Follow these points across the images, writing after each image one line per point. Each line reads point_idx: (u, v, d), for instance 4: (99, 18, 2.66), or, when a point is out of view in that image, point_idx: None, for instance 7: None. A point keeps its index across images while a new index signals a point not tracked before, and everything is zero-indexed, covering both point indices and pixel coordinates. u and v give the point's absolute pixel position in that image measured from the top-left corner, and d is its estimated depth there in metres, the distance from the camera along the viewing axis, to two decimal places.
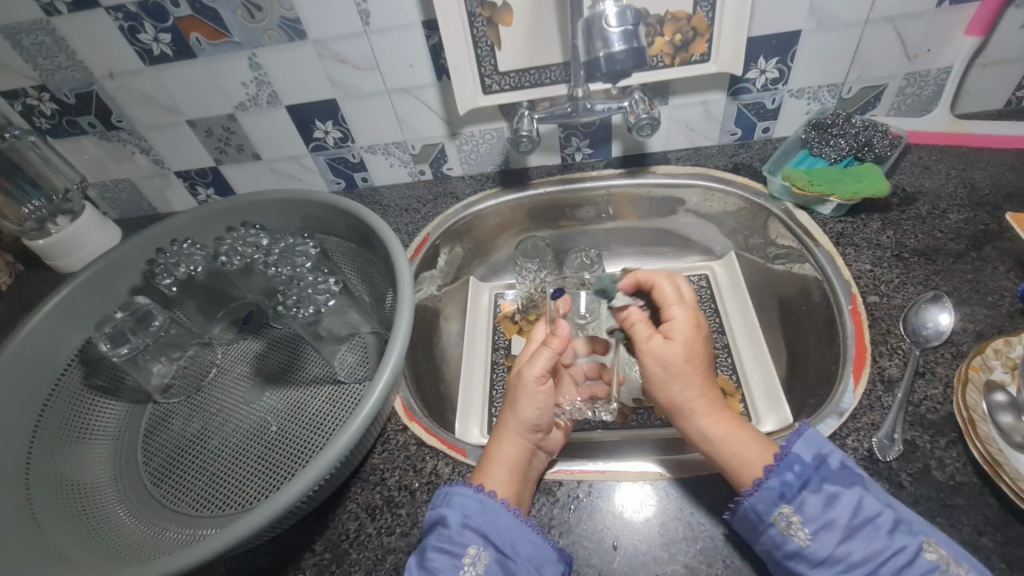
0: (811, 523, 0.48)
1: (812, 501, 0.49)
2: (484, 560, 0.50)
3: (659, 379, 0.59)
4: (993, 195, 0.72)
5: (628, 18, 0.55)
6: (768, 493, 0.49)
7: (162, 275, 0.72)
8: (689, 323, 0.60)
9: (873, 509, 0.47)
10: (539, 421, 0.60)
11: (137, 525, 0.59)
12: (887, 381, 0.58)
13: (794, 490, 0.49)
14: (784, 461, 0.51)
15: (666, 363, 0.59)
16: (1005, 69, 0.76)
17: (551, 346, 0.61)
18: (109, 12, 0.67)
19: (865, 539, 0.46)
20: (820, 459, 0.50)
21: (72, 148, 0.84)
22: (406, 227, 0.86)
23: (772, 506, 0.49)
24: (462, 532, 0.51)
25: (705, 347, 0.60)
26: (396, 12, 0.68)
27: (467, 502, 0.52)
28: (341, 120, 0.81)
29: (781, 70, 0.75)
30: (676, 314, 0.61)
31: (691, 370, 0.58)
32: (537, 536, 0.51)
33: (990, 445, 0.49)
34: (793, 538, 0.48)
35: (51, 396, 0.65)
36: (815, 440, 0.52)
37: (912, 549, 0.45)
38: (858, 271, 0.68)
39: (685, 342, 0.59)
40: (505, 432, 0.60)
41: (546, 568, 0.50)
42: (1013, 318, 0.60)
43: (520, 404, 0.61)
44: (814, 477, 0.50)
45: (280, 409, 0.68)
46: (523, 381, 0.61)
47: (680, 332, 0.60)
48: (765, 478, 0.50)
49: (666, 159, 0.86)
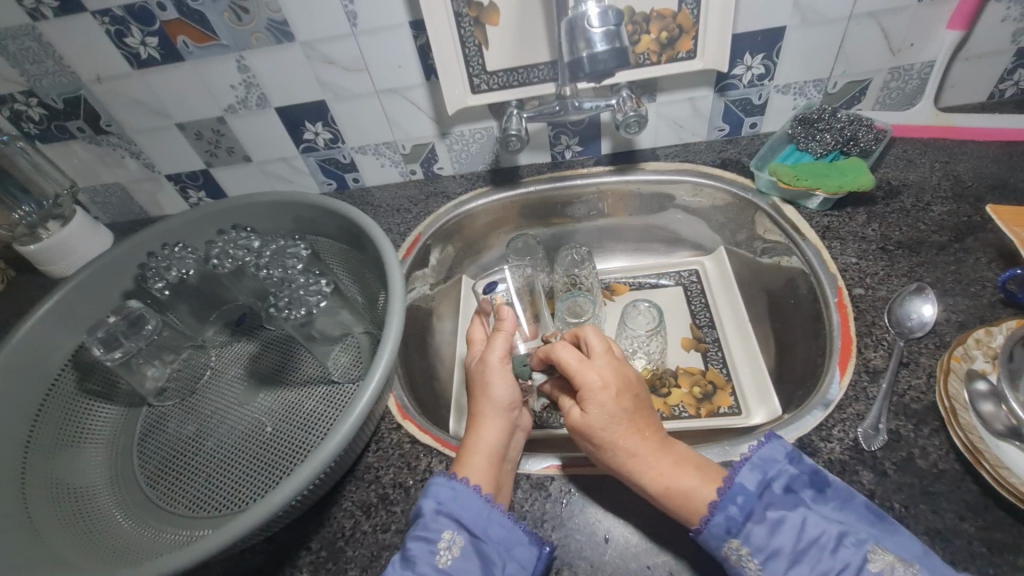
0: (760, 553, 0.45)
1: (758, 531, 0.46)
2: (459, 544, 0.50)
3: (592, 452, 0.56)
4: (976, 186, 0.73)
5: (611, 18, 0.55)
6: (715, 530, 0.47)
7: (153, 278, 0.72)
8: (598, 386, 0.55)
9: (817, 530, 0.45)
10: (514, 399, 0.61)
11: (135, 528, 0.60)
12: (872, 371, 0.60)
13: (739, 523, 0.47)
14: (726, 495, 0.48)
15: (589, 433, 0.55)
16: (988, 62, 0.77)
17: (501, 330, 0.64)
18: (95, 16, 0.67)
19: (811, 561, 0.44)
20: (764, 485, 0.48)
21: (61, 152, 0.84)
22: (397, 227, 0.87)
23: (720, 542, 0.47)
24: (436, 518, 0.50)
25: (624, 406, 0.55)
26: (383, 13, 0.68)
27: (441, 489, 0.52)
28: (331, 121, 0.81)
29: (767, 66, 0.75)
30: (582, 380, 0.56)
31: (610, 437, 0.54)
32: (507, 520, 0.51)
33: (971, 433, 0.50)
34: (745, 570, 0.46)
35: (46, 400, 0.65)
36: (761, 467, 0.49)
37: (857, 565, 0.43)
38: (843, 264, 0.69)
39: (599, 409, 0.54)
40: (483, 416, 0.60)
41: (518, 550, 0.50)
42: (995, 308, 0.61)
43: (491, 385, 0.61)
44: (756, 506, 0.47)
45: (275, 410, 0.68)
46: (488, 362, 0.62)
47: (591, 402, 0.55)
48: (709, 514, 0.48)
49: (655, 155, 0.87)
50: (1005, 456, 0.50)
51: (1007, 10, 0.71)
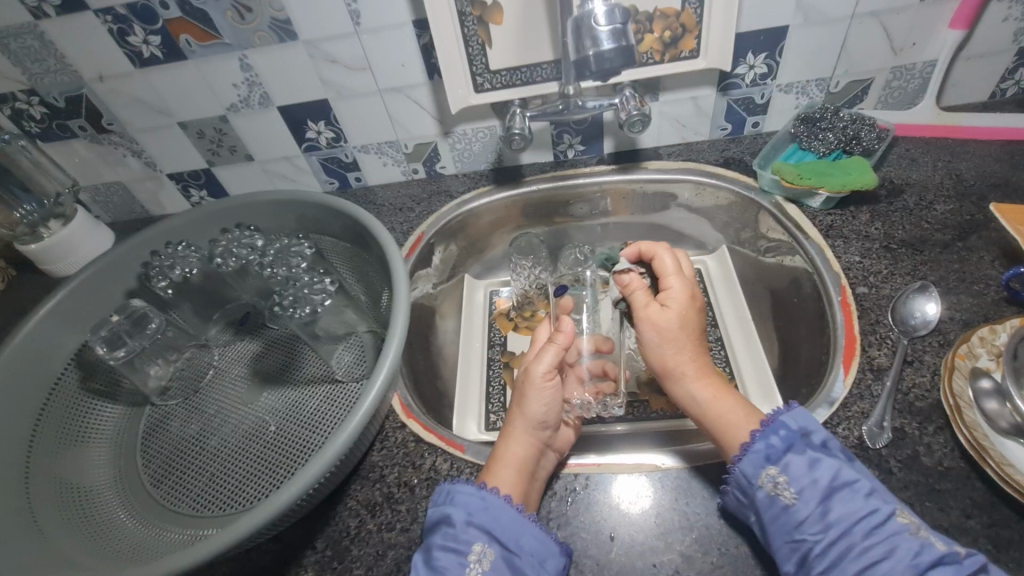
0: (796, 483, 0.48)
1: (796, 463, 0.49)
2: (490, 557, 0.50)
3: (656, 343, 0.63)
4: (979, 185, 0.74)
5: (617, 17, 0.55)
6: (756, 456, 0.50)
7: (156, 277, 0.72)
8: (682, 292, 0.64)
9: (852, 475, 0.47)
10: (548, 417, 0.61)
11: (140, 528, 0.60)
12: (876, 369, 0.60)
13: (779, 453, 0.50)
14: (770, 427, 0.51)
15: (662, 328, 0.62)
16: (989, 61, 0.77)
17: (555, 341, 0.63)
18: (98, 15, 0.67)
19: (843, 500, 0.46)
20: (807, 430, 0.50)
21: (63, 151, 0.84)
22: (400, 226, 0.86)
23: (758, 470, 0.50)
24: (467, 529, 0.50)
25: (698, 319, 0.64)
26: (387, 12, 0.68)
27: (469, 499, 0.52)
28: (333, 120, 0.81)
29: (770, 65, 0.76)
30: (671, 282, 0.66)
31: (683, 336, 0.62)
32: (540, 531, 0.51)
33: (976, 430, 0.51)
34: (779, 498, 0.48)
35: (49, 399, 0.65)
36: (806, 414, 0.52)
37: (886, 512, 0.45)
38: (847, 263, 0.69)
39: (680, 309, 0.63)
40: (513, 431, 0.60)
41: (549, 561, 0.50)
42: (998, 306, 0.62)
43: (527, 400, 0.62)
44: (798, 443, 0.50)
45: (279, 409, 0.68)
46: (532, 379, 0.63)
47: (675, 300, 0.64)
48: (752, 442, 0.51)
49: (657, 155, 0.87)
50: (1009, 453, 0.50)
51: (1009, 9, 0.71)
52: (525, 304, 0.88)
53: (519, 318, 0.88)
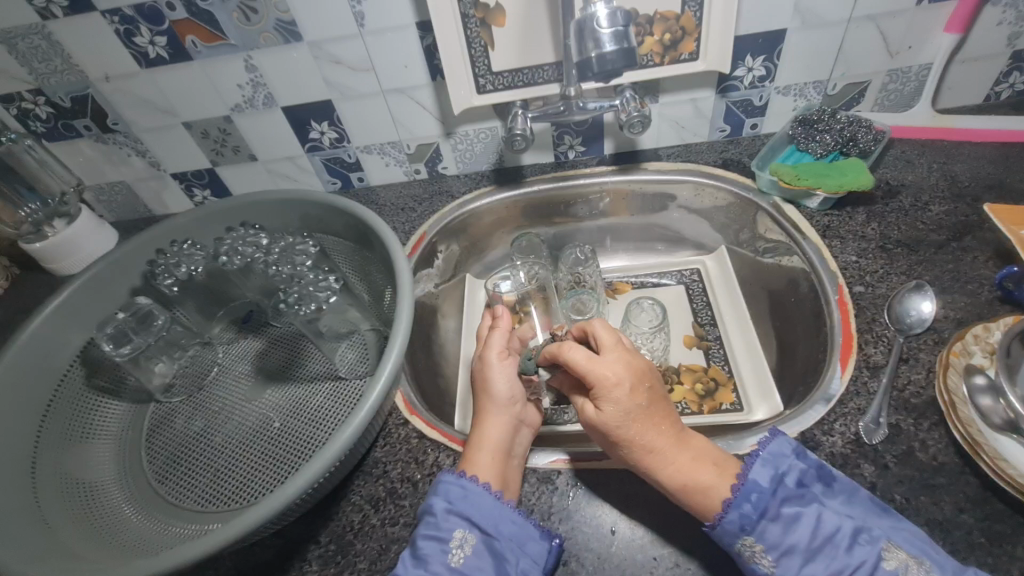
0: (773, 551, 0.47)
1: (772, 529, 0.47)
2: (470, 542, 0.50)
3: (609, 448, 0.56)
4: (973, 187, 0.75)
5: (619, 19, 0.57)
6: (729, 527, 0.48)
7: (162, 275, 0.73)
8: (607, 382, 0.55)
9: (832, 525, 0.47)
10: (513, 392, 0.64)
11: (144, 522, 0.60)
12: (873, 367, 0.61)
13: (753, 520, 0.48)
14: (740, 492, 0.49)
15: (607, 430, 0.55)
16: (983, 65, 0.78)
17: (497, 328, 0.68)
18: (105, 15, 0.68)
19: (827, 558, 0.46)
20: (777, 480, 0.49)
21: (68, 151, 0.84)
22: (402, 226, 0.87)
23: (734, 539, 0.48)
24: (447, 517, 0.51)
25: (639, 403, 0.54)
26: (391, 14, 0.69)
27: (451, 488, 0.53)
28: (337, 121, 0.82)
29: (768, 68, 0.77)
30: (595, 379, 0.55)
31: (624, 436, 0.53)
32: (517, 516, 0.52)
33: (970, 426, 0.52)
34: (759, 566, 0.47)
35: (55, 396, 0.66)
36: (774, 461, 0.51)
37: (872, 563, 0.45)
38: (844, 262, 0.70)
39: (614, 407, 0.54)
40: (486, 412, 0.62)
41: (529, 546, 0.51)
42: (992, 305, 0.63)
43: (491, 380, 0.64)
44: (771, 503, 0.48)
45: (282, 406, 0.69)
46: (487, 359, 0.66)
47: (600, 396, 0.55)
48: (725, 512, 0.48)
49: (657, 155, 0.88)
50: (1003, 449, 0.51)
51: (1003, 14, 0.73)
52: None
53: None
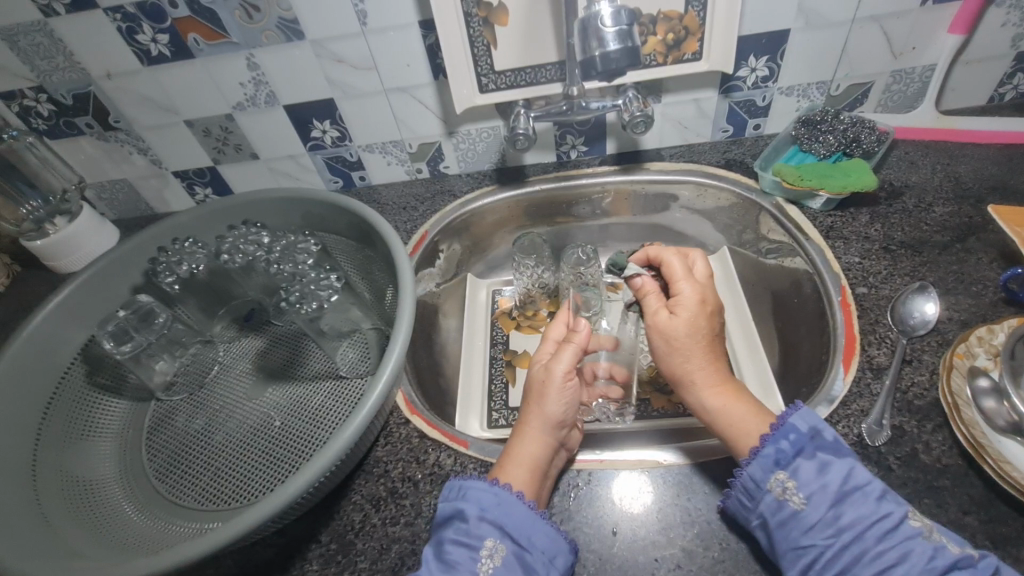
0: (805, 488, 0.47)
1: (806, 468, 0.48)
2: (502, 552, 0.49)
3: (662, 352, 0.60)
4: (977, 188, 0.74)
5: (623, 18, 0.56)
6: (764, 460, 0.49)
7: (164, 273, 0.73)
8: (694, 298, 0.60)
9: (863, 478, 0.47)
10: (565, 417, 0.59)
11: (145, 520, 0.60)
12: (875, 368, 0.60)
13: (788, 457, 0.49)
14: (779, 430, 0.50)
15: (670, 335, 0.59)
16: (987, 66, 0.78)
17: (574, 341, 0.62)
18: (107, 13, 0.68)
19: (855, 504, 0.46)
20: (817, 429, 0.50)
21: (69, 148, 0.84)
22: (405, 225, 0.87)
23: (767, 473, 0.49)
24: (480, 524, 0.50)
25: (711, 324, 0.59)
26: (393, 12, 0.69)
27: (483, 494, 0.52)
28: (339, 120, 0.82)
29: (770, 68, 0.77)
30: (682, 288, 0.61)
31: (692, 344, 0.58)
32: (551, 528, 0.52)
33: (974, 428, 0.51)
34: (788, 503, 0.48)
35: (55, 394, 0.66)
36: (813, 414, 0.51)
37: (898, 516, 0.45)
38: (847, 264, 0.70)
39: (690, 316, 0.59)
40: (529, 426, 0.59)
41: (558, 559, 0.50)
42: (996, 307, 0.63)
43: (547, 398, 0.60)
44: (809, 445, 0.49)
45: (283, 405, 0.69)
46: (552, 376, 0.61)
47: (685, 307, 0.60)
48: (762, 445, 0.50)
49: (659, 156, 0.88)
50: (1007, 451, 0.51)
51: (1007, 15, 0.72)
52: (528, 302, 0.89)
53: (521, 317, 0.89)
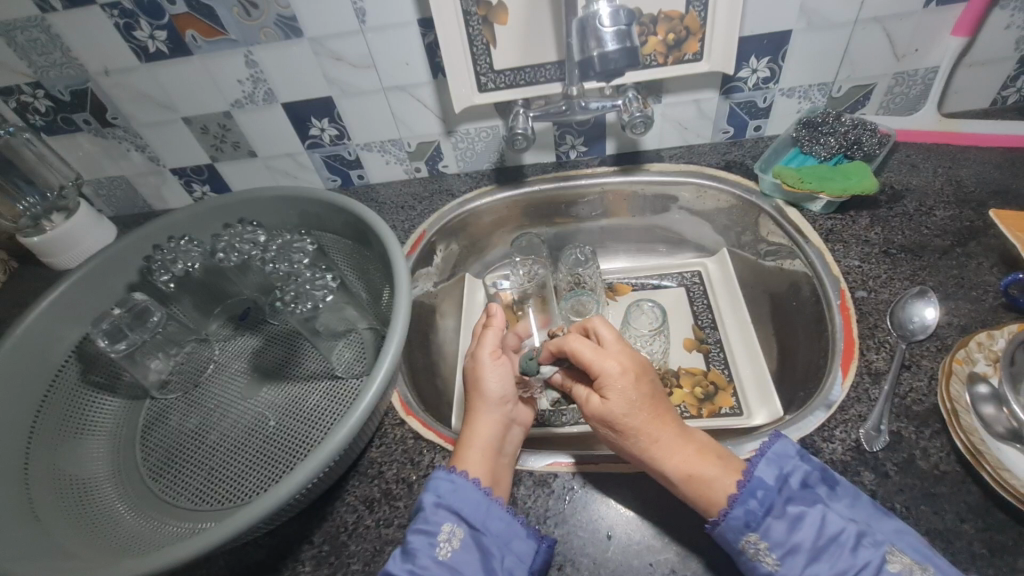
0: (778, 548, 0.47)
1: (777, 526, 0.47)
2: (459, 536, 0.50)
3: (614, 438, 0.56)
4: (978, 192, 0.74)
5: (622, 18, 0.56)
6: (734, 522, 0.48)
7: (160, 271, 0.72)
8: (618, 369, 0.56)
9: (836, 527, 0.46)
10: (505, 393, 0.62)
11: (138, 520, 0.60)
12: (874, 373, 0.60)
13: (759, 517, 0.48)
14: (747, 488, 0.49)
15: (609, 421, 0.55)
16: (991, 69, 0.78)
17: (491, 325, 0.66)
18: (104, 9, 0.67)
19: (831, 559, 0.46)
20: (782, 480, 0.49)
21: (66, 145, 0.84)
22: (402, 224, 0.87)
23: (739, 535, 0.48)
24: (436, 511, 0.51)
25: (643, 390, 0.55)
26: (392, 10, 0.69)
27: (439, 483, 0.53)
28: (337, 118, 0.81)
29: (772, 69, 0.76)
30: (601, 368, 0.56)
31: (634, 421, 0.54)
32: (505, 513, 0.52)
33: (973, 435, 0.51)
34: (762, 564, 0.47)
35: (49, 392, 0.65)
36: (779, 458, 0.50)
37: (877, 565, 0.44)
38: (847, 267, 0.70)
39: (620, 393, 0.55)
40: (475, 411, 0.61)
41: (514, 543, 0.51)
42: (996, 312, 0.62)
43: (481, 381, 0.63)
44: (777, 501, 0.48)
45: (278, 404, 0.69)
46: (478, 359, 0.64)
47: (612, 386, 0.55)
48: (729, 508, 0.48)
49: (659, 156, 0.87)
50: (1006, 459, 0.50)
51: (1011, 17, 0.72)
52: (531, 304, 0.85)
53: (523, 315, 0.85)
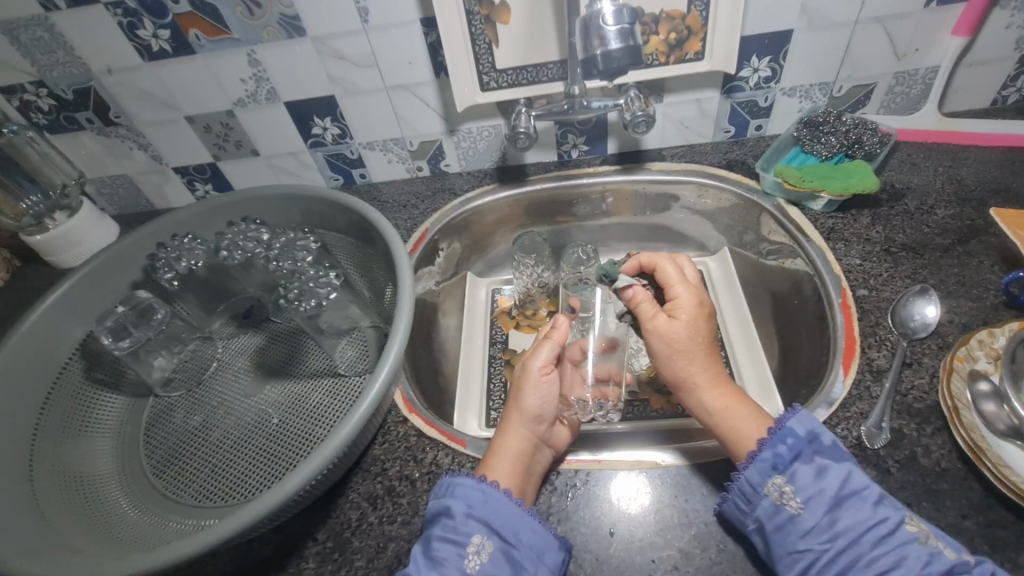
0: (802, 493, 0.48)
1: (804, 472, 0.49)
2: (488, 549, 0.50)
3: (666, 355, 0.61)
4: (979, 191, 0.74)
5: (625, 17, 0.56)
6: (763, 464, 0.50)
7: (163, 269, 0.72)
8: (692, 301, 0.63)
9: (860, 483, 0.48)
10: (543, 412, 0.61)
11: (141, 517, 0.60)
12: (876, 371, 0.60)
13: (786, 461, 0.50)
14: (777, 435, 0.51)
15: (671, 340, 0.61)
16: (992, 68, 0.78)
17: (550, 337, 0.63)
18: (108, 8, 0.67)
19: (851, 509, 0.47)
20: (814, 434, 0.50)
21: (69, 143, 0.84)
22: (404, 223, 0.87)
23: (765, 478, 0.50)
24: (466, 521, 0.51)
25: (709, 325, 0.62)
26: (395, 10, 0.69)
27: (469, 492, 0.53)
28: (340, 117, 0.82)
29: (774, 68, 0.76)
30: (677, 292, 0.64)
31: (694, 346, 0.60)
32: (538, 524, 0.52)
33: (974, 432, 0.51)
34: (786, 507, 0.48)
35: (53, 390, 0.66)
36: (812, 418, 0.52)
37: (894, 522, 0.46)
38: (848, 265, 0.70)
39: (690, 320, 0.61)
40: (510, 423, 0.60)
41: (548, 555, 0.50)
42: (997, 310, 0.62)
43: (523, 394, 0.62)
44: (807, 450, 0.50)
45: (281, 402, 0.69)
46: (528, 371, 0.63)
47: (684, 310, 0.62)
48: (759, 450, 0.51)
49: (661, 156, 0.87)
50: (1006, 455, 0.50)
51: (1011, 17, 0.72)
52: (528, 302, 0.88)
53: (520, 316, 0.88)
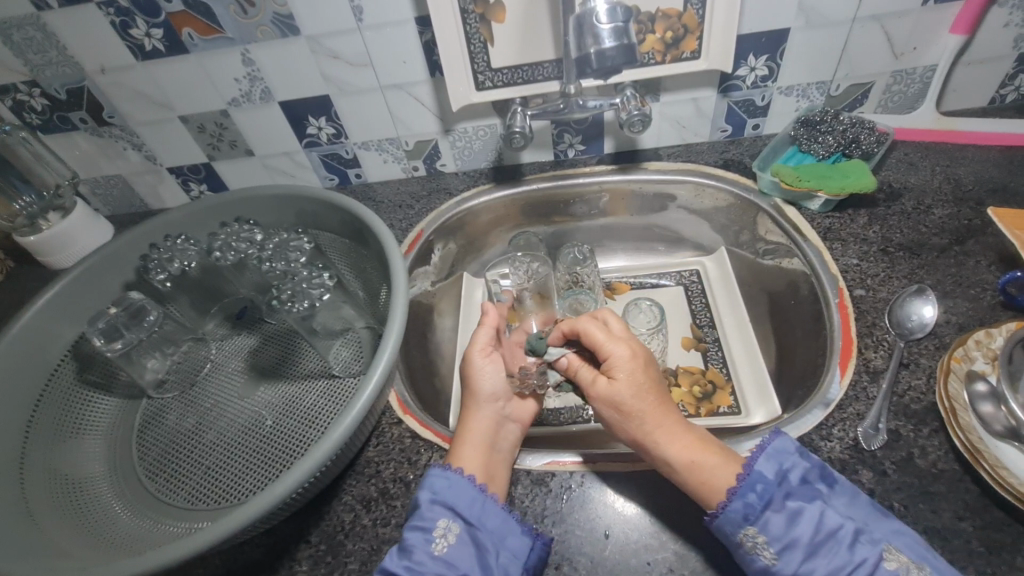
0: (776, 543, 0.46)
1: (776, 521, 0.47)
2: (454, 532, 0.51)
3: (617, 421, 0.56)
4: (976, 190, 0.74)
5: (619, 15, 0.56)
6: (733, 515, 0.48)
7: (156, 270, 0.72)
8: (627, 353, 0.56)
9: (834, 523, 0.46)
10: (498, 390, 0.63)
11: (133, 520, 0.60)
12: (872, 371, 0.60)
13: (758, 510, 0.47)
14: (746, 481, 0.49)
15: (616, 403, 0.55)
16: (990, 67, 0.77)
17: (484, 322, 0.67)
18: (101, 7, 0.67)
19: (828, 555, 0.45)
20: (782, 475, 0.49)
21: (62, 144, 0.84)
22: (400, 223, 0.86)
23: (737, 528, 0.48)
24: (431, 507, 0.52)
25: (651, 375, 0.56)
26: (390, 8, 0.68)
27: (435, 480, 0.53)
28: (334, 116, 0.81)
29: (771, 67, 0.76)
30: (610, 350, 0.57)
31: (640, 405, 0.54)
32: (500, 509, 0.52)
33: (971, 434, 0.51)
34: (760, 557, 0.47)
35: (46, 391, 0.65)
36: (779, 455, 0.50)
37: (873, 561, 0.44)
38: (845, 265, 0.70)
39: (629, 376, 0.55)
40: (468, 408, 0.62)
41: (511, 539, 0.51)
42: (994, 310, 0.62)
43: (472, 380, 0.64)
44: (776, 495, 0.48)
45: (275, 404, 0.68)
46: (471, 359, 0.64)
47: (622, 369, 0.56)
48: (729, 500, 0.48)
49: (657, 155, 0.87)
50: (1003, 457, 0.50)
51: (1009, 15, 0.72)
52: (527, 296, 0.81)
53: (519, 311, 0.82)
